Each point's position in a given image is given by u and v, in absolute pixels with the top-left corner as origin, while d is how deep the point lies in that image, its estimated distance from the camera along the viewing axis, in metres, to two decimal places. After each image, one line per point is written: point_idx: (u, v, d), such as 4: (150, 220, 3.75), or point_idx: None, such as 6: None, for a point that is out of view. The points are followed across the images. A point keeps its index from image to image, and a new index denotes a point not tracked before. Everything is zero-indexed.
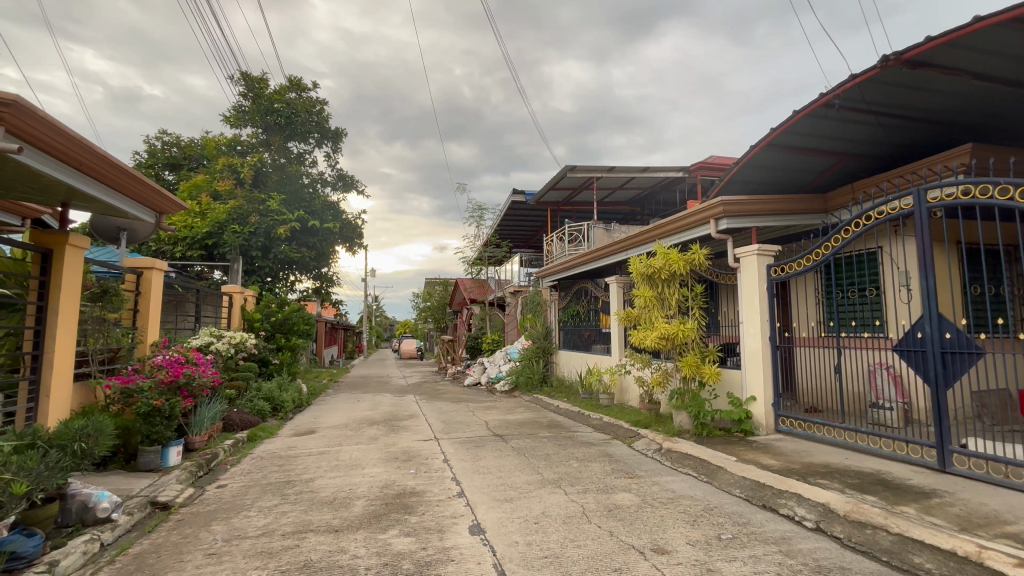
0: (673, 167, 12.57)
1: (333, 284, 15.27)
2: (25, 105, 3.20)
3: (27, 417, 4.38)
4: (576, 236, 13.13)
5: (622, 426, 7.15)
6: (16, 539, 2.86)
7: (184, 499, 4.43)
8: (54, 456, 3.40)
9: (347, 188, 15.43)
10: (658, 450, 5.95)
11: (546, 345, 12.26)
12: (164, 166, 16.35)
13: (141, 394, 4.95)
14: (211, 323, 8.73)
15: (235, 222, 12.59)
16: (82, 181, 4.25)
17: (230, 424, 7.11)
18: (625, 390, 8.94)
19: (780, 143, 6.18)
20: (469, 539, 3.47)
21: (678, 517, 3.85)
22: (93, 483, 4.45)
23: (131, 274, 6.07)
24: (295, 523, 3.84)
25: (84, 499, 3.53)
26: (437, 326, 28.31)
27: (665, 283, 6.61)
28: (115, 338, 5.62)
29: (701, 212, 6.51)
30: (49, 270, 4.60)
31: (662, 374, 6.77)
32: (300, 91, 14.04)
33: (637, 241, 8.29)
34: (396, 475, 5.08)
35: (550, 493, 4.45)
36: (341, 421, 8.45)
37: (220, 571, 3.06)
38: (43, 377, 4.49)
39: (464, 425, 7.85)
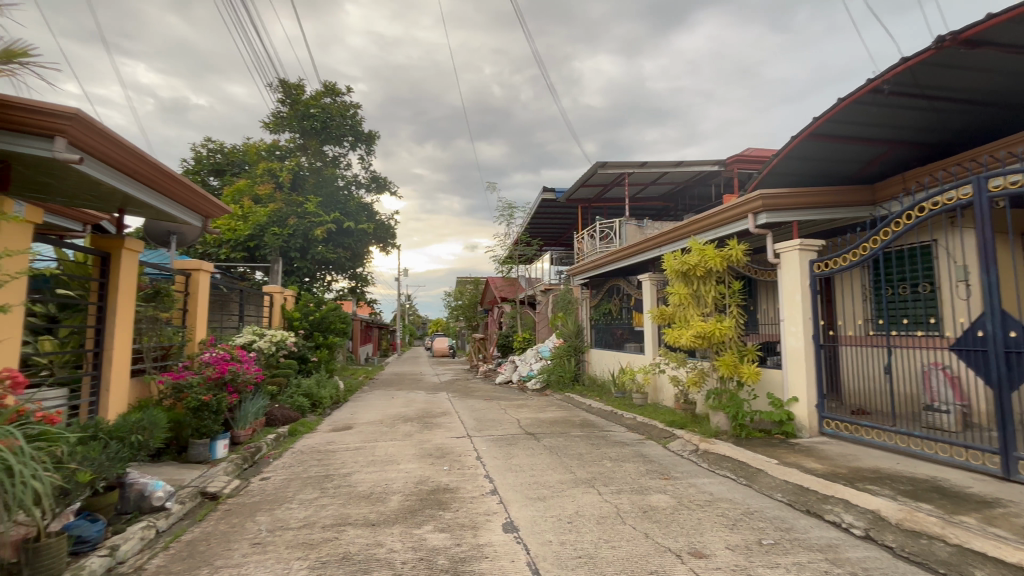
0: (708, 161, 12.24)
1: (368, 283, 15.67)
2: (85, 119, 3.44)
3: (90, 409, 4.70)
4: (608, 233, 12.97)
5: (656, 426, 7.03)
6: (80, 525, 3.11)
7: (231, 490, 4.63)
8: (114, 447, 3.60)
9: (381, 189, 15.76)
10: (694, 451, 5.80)
11: (578, 343, 12.16)
12: (209, 172, 17.16)
13: (192, 389, 5.24)
14: (253, 322, 9.10)
15: (275, 224, 13.06)
16: (139, 189, 4.54)
17: (272, 419, 7.38)
18: (659, 389, 8.78)
19: (823, 133, 5.92)
20: (502, 537, 3.48)
21: (717, 521, 3.75)
22: (149, 473, 4.75)
23: (180, 276, 6.39)
24: (334, 516, 3.96)
25: (141, 488, 3.74)
26: (468, 325, 28.59)
27: (701, 280, 6.44)
28: (167, 336, 5.96)
29: (739, 206, 6.30)
30: (109, 272, 4.89)
31: (698, 373, 6.62)
32: (335, 95, 14.39)
33: (669, 238, 8.13)
34: (431, 471, 5.17)
35: (583, 493, 4.41)
36: (377, 418, 8.66)
37: (266, 560, 3.19)
38: (104, 372, 4.81)
39: (496, 423, 7.91)
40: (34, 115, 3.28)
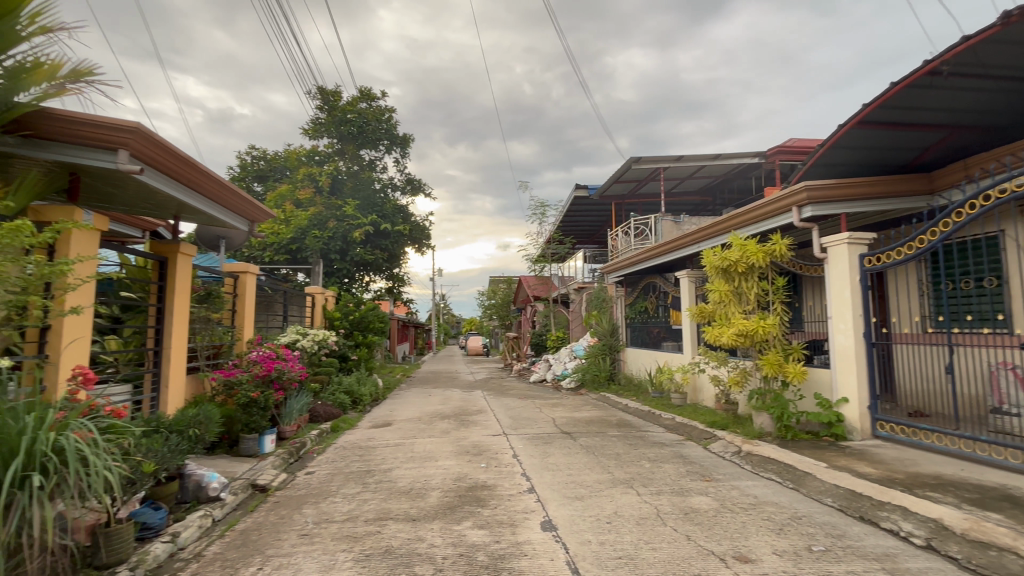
0: (748, 153, 11.82)
1: (404, 283, 16.01)
2: (145, 132, 3.68)
3: (152, 404, 5.01)
4: (642, 230, 12.75)
5: (697, 427, 6.86)
6: (145, 512, 3.32)
7: (279, 483, 4.84)
8: (174, 440, 3.84)
9: (415, 191, 16.05)
10: (736, 453, 5.63)
11: (613, 342, 12.00)
12: (254, 179, 17.96)
13: (241, 386, 5.50)
14: (297, 322, 9.45)
15: (315, 227, 13.51)
16: (192, 196, 4.79)
17: (315, 416, 7.65)
18: (698, 389, 8.56)
19: (874, 121, 5.61)
20: (541, 535, 3.49)
21: (763, 525, 3.62)
22: (205, 465, 5.03)
23: (230, 278, 6.71)
24: (376, 510, 4.06)
25: (198, 479, 3.96)
26: (502, 324, 28.77)
27: (743, 276, 6.24)
28: (218, 335, 6.28)
29: (783, 199, 6.05)
30: (166, 275, 5.18)
31: (740, 373, 6.42)
32: (370, 101, 14.73)
33: (708, 233, 7.91)
34: (468, 468, 5.23)
35: (622, 493, 4.36)
36: (414, 415, 8.84)
37: (313, 551, 3.32)
38: (163, 370, 5.11)
39: (531, 421, 7.91)
40: (100, 130, 3.52)
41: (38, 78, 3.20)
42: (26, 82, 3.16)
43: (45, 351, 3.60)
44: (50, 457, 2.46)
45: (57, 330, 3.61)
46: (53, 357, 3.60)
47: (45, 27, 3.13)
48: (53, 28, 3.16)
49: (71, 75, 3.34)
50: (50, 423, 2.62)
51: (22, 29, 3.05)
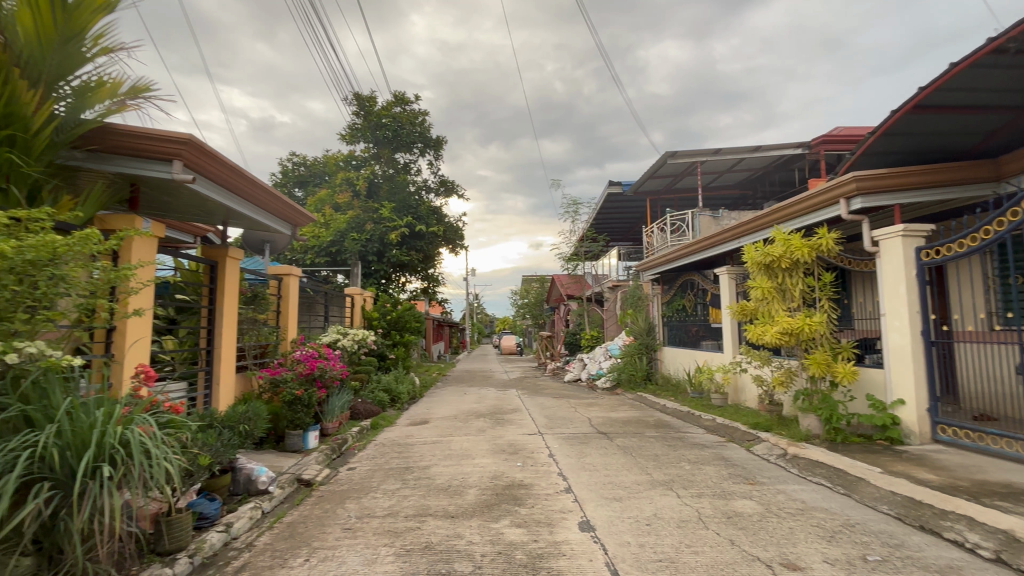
0: (790, 143, 11.33)
1: (439, 283, 16.24)
2: (197, 143, 3.89)
3: (205, 401, 5.28)
4: (679, 225, 12.43)
5: (739, 429, 6.64)
6: (201, 502, 3.51)
7: (323, 478, 5.01)
8: (227, 435, 4.05)
9: (449, 192, 16.23)
10: (781, 456, 5.42)
11: (650, 342, 11.78)
12: (295, 184, 18.69)
13: (286, 384, 5.73)
14: (337, 322, 9.75)
15: (354, 230, 13.90)
16: (238, 202, 5.01)
17: (355, 413, 7.86)
18: (740, 390, 8.28)
19: (930, 105, 5.28)
20: (579, 535, 3.47)
21: (812, 532, 3.47)
22: (254, 459, 5.27)
23: (274, 280, 6.97)
24: (416, 506, 4.15)
25: (248, 472, 4.16)
26: (535, 323, 28.77)
27: (786, 272, 5.99)
28: (264, 335, 6.57)
29: (829, 191, 5.76)
30: (216, 279, 5.45)
31: (785, 373, 6.18)
32: (405, 105, 14.96)
33: (750, 229, 7.63)
34: (505, 467, 5.25)
35: (661, 494, 4.29)
36: (451, 413, 8.94)
37: (356, 544, 3.42)
38: (214, 369, 5.38)
39: (567, 421, 7.86)
40: (156, 142, 3.74)
41: (101, 96, 3.43)
42: (91, 100, 3.40)
43: (112, 351, 3.86)
44: (117, 449, 2.63)
45: (121, 331, 3.87)
46: (118, 356, 3.85)
47: (107, 48, 3.35)
48: (113, 49, 3.38)
49: (130, 92, 3.57)
50: (116, 417, 2.81)
51: (87, 50, 3.28)
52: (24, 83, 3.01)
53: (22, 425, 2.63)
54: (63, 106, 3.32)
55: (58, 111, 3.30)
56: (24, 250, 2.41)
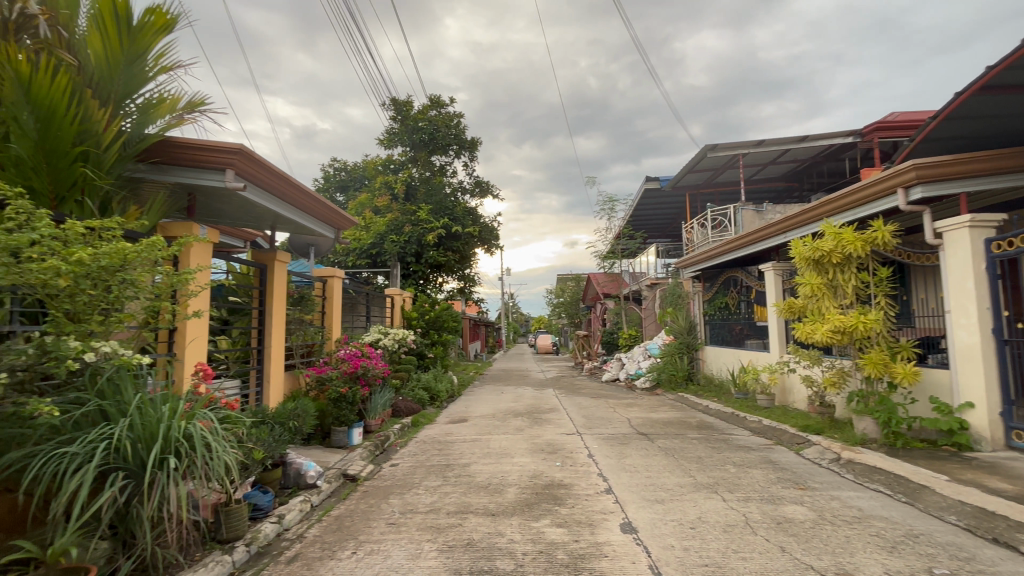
0: (840, 131, 10.76)
1: (475, 283, 16.40)
2: (246, 152, 4.09)
3: (257, 399, 5.54)
4: (720, 221, 12.05)
5: (787, 431, 6.37)
6: (255, 494, 3.69)
7: (367, 473, 5.16)
8: (278, 431, 4.25)
9: (484, 193, 16.36)
10: (835, 460, 5.16)
11: (691, 341, 11.48)
12: (337, 189, 19.39)
13: (332, 382, 5.94)
14: (378, 322, 10.01)
15: (393, 232, 14.25)
16: (285, 207, 5.23)
17: (397, 411, 8.06)
18: (789, 391, 7.94)
19: (999, 84, 4.91)
20: (621, 537, 3.43)
21: (871, 541, 3.29)
22: (303, 454, 5.50)
23: (319, 282, 7.23)
24: (457, 503, 4.21)
25: (298, 467, 4.34)
26: (571, 322, 28.62)
27: (837, 268, 5.70)
28: (310, 335, 6.84)
29: (885, 180, 5.43)
30: (266, 281, 5.71)
31: (837, 373, 5.89)
32: (440, 108, 15.16)
33: (796, 223, 7.31)
34: (544, 466, 5.25)
35: (706, 498, 4.17)
36: (489, 412, 9.02)
37: (400, 539, 3.51)
38: (265, 368, 5.64)
39: (606, 421, 7.79)
40: (210, 152, 3.96)
41: (163, 112, 3.67)
42: (153, 116, 3.63)
43: (174, 350, 4.12)
44: (182, 443, 2.81)
45: (181, 332, 4.12)
46: (180, 355, 4.11)
47: (166, 66, 3.57)
48: (172, 67, 3.60)
49: (188, 106, 3.80)
50: (181, 412, 3.00)
51: (149, 70, 3.50)
52: (96, 102, 3.24)
53: (97, 419, 2.84)
54: (129, 122, 3.56)
55: (125, 127, 3.55)
56: (99, 257, 2.59)
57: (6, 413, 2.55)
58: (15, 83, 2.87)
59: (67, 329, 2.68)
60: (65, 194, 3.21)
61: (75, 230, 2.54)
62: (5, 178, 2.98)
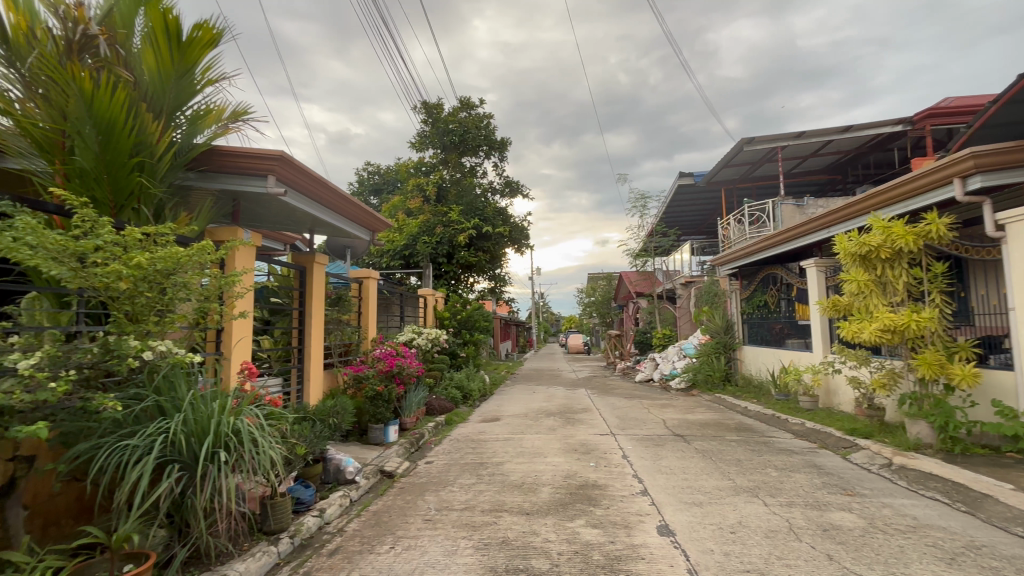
0: (888, 120, 10.23)
1: (506, 283, 16.47)
2: (287, 159, 4.25)
3: (298, 397, 5.74)
4: (758, 216, 11.67)
5: (833, 434, 6.12)
6: (298, 489, 3.83)
7: (403, 470, 5.27)
8: (319, 428, 4.39)
9: (514, 193, 16.39)
10: (885, 466, 4.91)
11: (728, 341, 11.16)
12: (371, 192, 19.91)
13: (369, 380, 6.09)
14: (412, 322, 10.17)
15: (425, 234, 14.48)
16: (323, 210, 5.40)
17: (431, 409, 8.19)
18: (834, 392, 7.60)
19: None
20: (658, 539, 3.37)
21: (927, 552, 3.11)
22: (342, 451, 5.66)
23: (356, 283, 7.43)
24: (491, 501, 4.24)
25: (337, 463, 4.48)
26: (602, 321, 28.34)
27: (886, 263, 5.42)
28: (347, 335, 7.03)
29: (939, 170, 5.13)
30: (305, 283, 5.90)
31: (888, 374, 5.60)
32: (470, 110, 15.28)
33: (840, 217, 6.99)
34: (578, 467, 5.22)
35: (746, 502, 4.05)
36: (521, 411, 9.05)
37: (437, 535, 3.57)
38: (305, 367, 5.84)
39: (640, 422, 7.66)
40: (253, 160, 4.14)
41: (209, 122, 3.85)
42: (201, 126, 3.82)
43: (221, 349, 4.31)
44: (231, 437, 2.95)
45: (228, 332, 4.32)
46: (227, 354, 4.31)
47: (212, 79, 3.75)
48: (218, 79, 3.77)
49: (232, 116, 3.98)
50: (229, 409, 3.15)
51: (197, 83, 3.68)
52: (150, 116, 3.44)
53: (155, 413, 3.02)
54: (180, 133, 3.76)
55: (176, 138, 3.75)
56: (155, 261, 2.75)
57: (75, 407, 2.74)
58: (80, 100, 3.08)
59: (127, 330, 2.86)
60: (123, 202, 3.41)
61: (134, 236, 2.69)
62: (72, 189, 3.20)
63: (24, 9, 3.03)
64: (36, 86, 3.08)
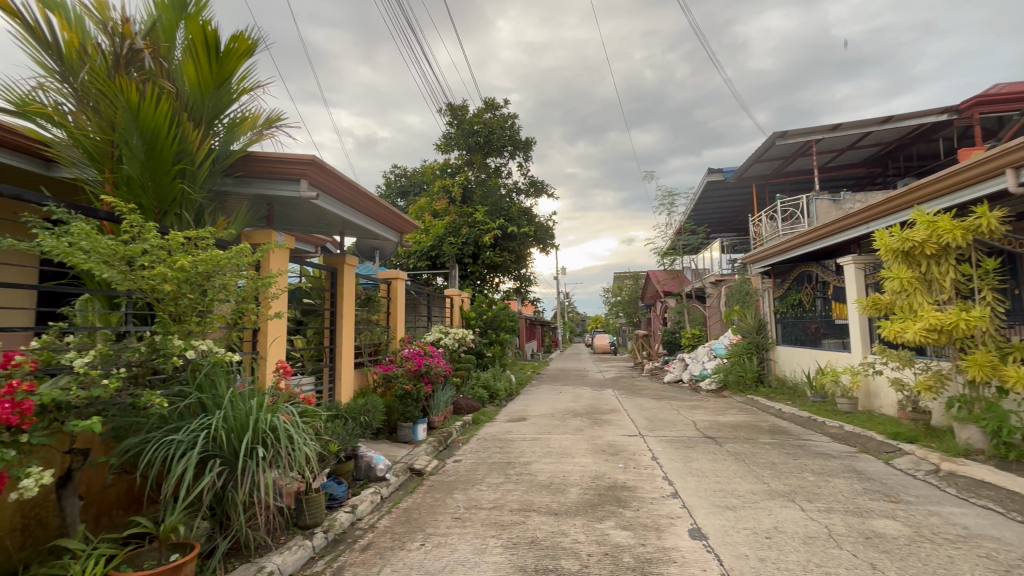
0: (932, 109, 9.74)
1: (531, 283, 16.46)
2: (319, 163, 4.36)
3: (330, 395, 5.89)
4: (792, 212, 11.30)
5: (873, 438, 5.88)
6: (331, 484, 3.93)
7: (432, 468, 5.33)
8: (351, 426, 4.50)
9: (539, 192, 16.37)
10: (932, 472, 4.68)
11: (760, 340, 10.86)
12: (398, 195, 20.26)
13: (398, 379, 6.20)
14: (439, 322, 10.28)
15: (451, 235, 14.62)
16: (352, 213, 5.51)
17: (458, 408, 8.26)
18: (874, 394, 7.31)
19: None
20: (691, 543, 3.31)
21: (980, 563, 2.95)
22: (373, 448, 5.78)
23: (384, 284, 7.56)
24: (520, 501, 4.25)
25: (369, 461, 4.60)
26: (630, 321, 28.00)
27: (932, 260, 5.17)
28: (376, 335, 7.18)
29: (991, 159, 4.85)
30: (336, 284, 6.04)
31: (933, 376, 5.35)
32: (494, 110, 15.33)
33: (880, 212, 6.71)
34: (606, 467, 5.18)
35: (782, 506, 3.93)
36: (548, 411, 9.03)
37: (466, 533, 3.60)
38: (337, 366, 5.98)
39: (669, 423, 7.54)
40: (288, 165, 4.26)
41: (245, 129, 3.99)
42: (237, 133, 3.96)
43: (257, 349, 4.46)
44: (268, 433, 3.05)
45: (264, 331, 4.46)
46: (263, 353, 4.46)
47: (248, 88, 3.88)
48: (253, 88, 3.91)
49: (267, 123, 4.10)
50: (266, 406, 3.26)
51: (233, 92, 3.83)
52: (191, 125, 3.58)
53: (198, 410, 3.15)
54: (218, 140, 3.91)
55: (215, 145, 3.90)
56: (197, 264, 2.86)
57: (125, 404, 2.88)
58: (127, 111, 3.23)
59: (172, 329, 2.98)
60: (167, 208, 3.57)
61: (177, 240, 2.82)
62: (120, 197, 3.37)
63: (76, 27, 3.22)
64: (88, 99, 3.26)
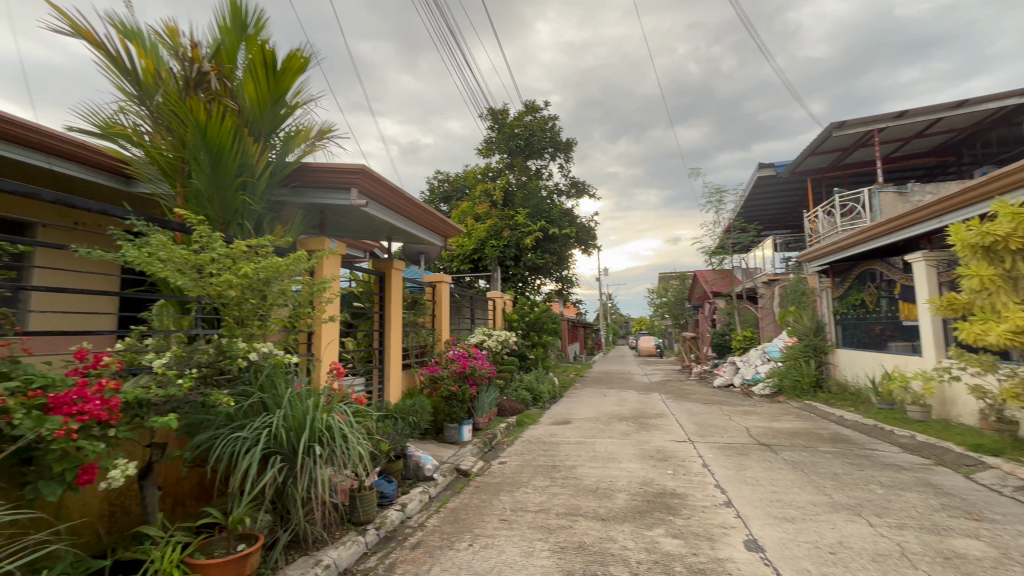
0: (1013, 90, 8.91)
1: (573, 285, 16.36)
2: (368, 172, 4.56)
3: (379, 396, 6.07)
4: (852, 207, 10.63)
5: (951, 450, 5.42)
6: (381, 483, 4.04)
7: (478, 469, 5.39)
8: (400, 426, 4.63)
9: (580, 193, 16.24)
10: (1020, 489, 4.27)
11: (819, 343, 10.27)
12: (441, 200, 20.73)
13: (444, 380, 6.32)
14: (483, 324, 10.39)
15: (493, 237, 14.55)
16: (399, 219, 5.69)
17: (502, 410, 8.32)
18: (950, 402, 6.76)
19: None
20: (746, 555, 3.17)
21: None
22: (421, 448, 5.91)
23: (429, 287, 7.72)
24: (566, 505, 4.21)
25: (417, 460, 4.70)
26: (676, 323, 27.21)
27: (1018, 255, 4.72)
28: (422, 337, 7.36)
29: None
30: (385, 287, 6.24)
31: (1020, 382, 4.88)
32: (534, 113, 15.41)
33: (954, 204, 6.20)
34: (655, 473, 5.05)
35: (846, 520, 3.70)
36: (592, 415, 8.90)
37: (512, 536, 3.61)
38: (386, 367, 6.17)
39: (721, 429, 7.25)
40: (340, 174, 4.47)
41: (299, 141, 4.19)
42: (292, 145, 4.17)
43: (312, 350, 4.67)
44: (324, 432, 3.19)
45: (318, 334, 4.66)
46: (318, 354, 4.66)
47: (302, 102, 4.08)
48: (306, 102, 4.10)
49: (319, 134, 4.29)
50: (321, 405, 3.40)
51: (289, 107, 4.04)
52: (252, 140, 3.81)
53: (260, 409, 3.33)
54: (275, 153, 4.13)
55: (273, 158, 4.12)
56: (259, 271, 3.04)
57: (196, 402, 3.08)
58: (196, 130, 3.48)
59: (236, 333, 3.18)
60: (231, 218, 3.80)
61: (240, 248, 3.00)
62: (190, 209, 3.62)
63: (151, 54, 3.51)
64: (162, 119, 3.54)
